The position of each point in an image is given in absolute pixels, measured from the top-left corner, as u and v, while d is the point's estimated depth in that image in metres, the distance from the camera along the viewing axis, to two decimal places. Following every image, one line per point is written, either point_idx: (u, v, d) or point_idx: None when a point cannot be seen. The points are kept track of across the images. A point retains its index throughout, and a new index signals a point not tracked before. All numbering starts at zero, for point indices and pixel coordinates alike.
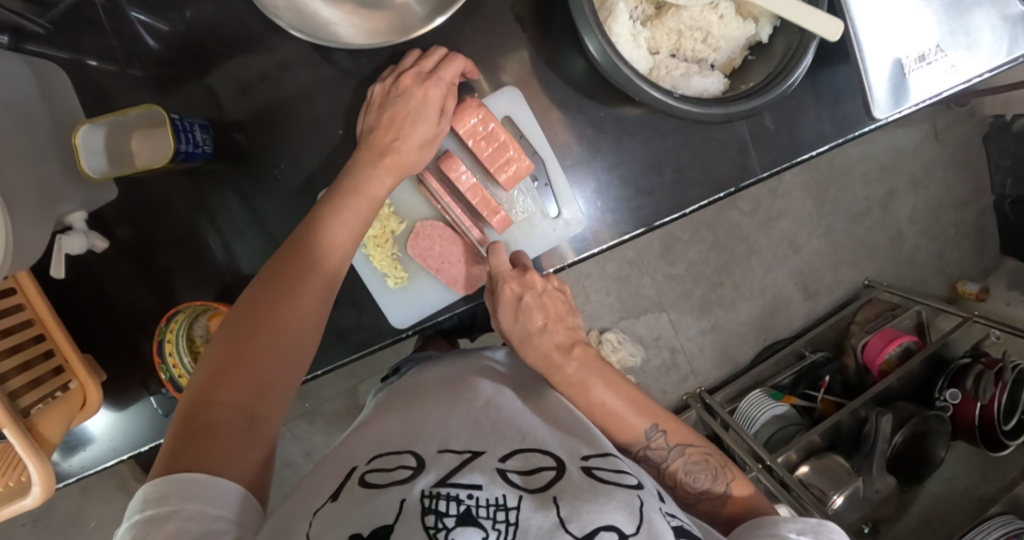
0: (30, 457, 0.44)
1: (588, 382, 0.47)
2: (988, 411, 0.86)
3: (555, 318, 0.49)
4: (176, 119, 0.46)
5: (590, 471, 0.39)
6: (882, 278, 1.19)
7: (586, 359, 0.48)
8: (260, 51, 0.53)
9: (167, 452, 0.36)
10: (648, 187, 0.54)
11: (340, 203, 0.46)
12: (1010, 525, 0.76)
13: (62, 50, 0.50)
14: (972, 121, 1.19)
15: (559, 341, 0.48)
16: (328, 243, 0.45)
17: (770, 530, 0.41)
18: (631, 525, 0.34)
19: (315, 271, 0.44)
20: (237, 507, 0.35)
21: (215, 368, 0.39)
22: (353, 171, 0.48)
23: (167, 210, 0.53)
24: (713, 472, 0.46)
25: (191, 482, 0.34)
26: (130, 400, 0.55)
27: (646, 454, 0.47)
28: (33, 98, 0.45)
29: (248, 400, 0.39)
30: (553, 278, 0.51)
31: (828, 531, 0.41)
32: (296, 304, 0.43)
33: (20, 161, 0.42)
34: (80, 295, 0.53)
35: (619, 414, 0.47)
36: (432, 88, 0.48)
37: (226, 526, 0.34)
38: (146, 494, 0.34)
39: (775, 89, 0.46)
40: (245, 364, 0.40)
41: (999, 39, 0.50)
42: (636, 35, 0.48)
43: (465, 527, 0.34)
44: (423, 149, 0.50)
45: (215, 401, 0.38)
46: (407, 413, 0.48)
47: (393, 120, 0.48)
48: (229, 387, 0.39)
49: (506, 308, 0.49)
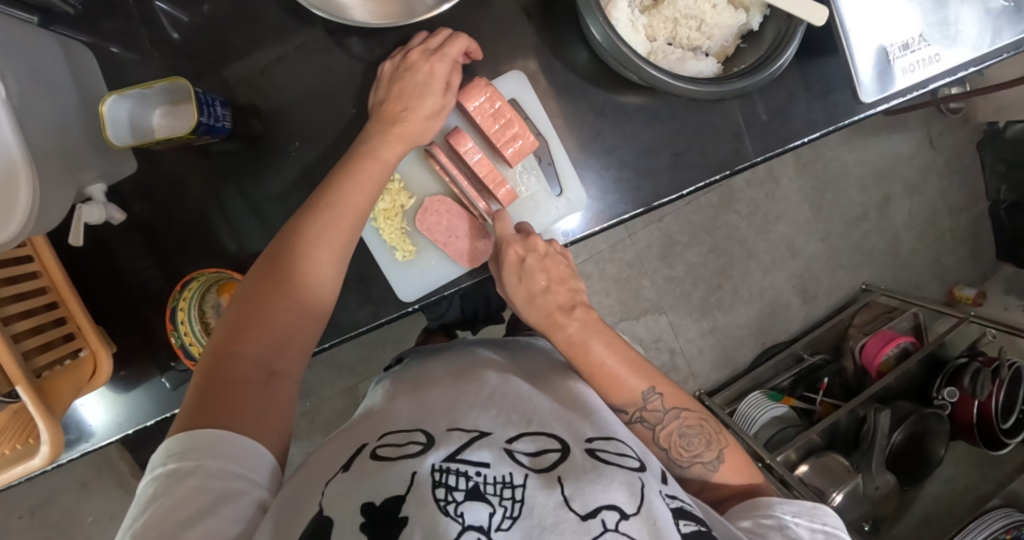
0: (40, 415, 0.45)
1: (588, 340, 0.48)
2: (986, 411, 0.87)
3: (557, 280, 0.50)
4: (200, 92, 0.49)
5: (593, 453, 0.41)
6: (879, 282, 1.20)
7: (587, 319, 0.49)
8: (276, 37, 0.55)
9: (190, 401, 0.39)
10: (647, 170, 0.56)
11: (353, 169, 0.48)
12: (1010, 517, 0.77)
13: (87, 32, 0.52)
14: (966, 128, 1.22)
15: (561, 301, 0.49)
16: (343, 212, 0.47)
17: (764, 510, 0.44)
18: (632, 505, 0.36)
19: (329, 234, 0.47)
20: (254, 458, 0.38)
21: (234, 325, 0.43)
22: (368, 138, 0.50)
23: (181, 189, 0.55)
24: (707, 438, 0.48)
25: (211, 436, 0.37)
26: (139, 374, 0.56)
27: (643, 415, 0.48)
28: (60, 73, 0.47)
29: (267, 357, 0.43)
30: (555, 243, 0.53)
31: (823, 513, 0.44)
32: (311, 269, 0.46)
33: (47, 128, 0.44)
34: (95, 269, 0.55)
35: (617, 375, 0.48)
36: (437, 64, 0.50)
37: (244, 482, 0.37)
38: (169, 447, 0.37)
39: (763, 71, 0.48)
40: (264, 323, 0.43)
41: (982, 30, 0.52)
42: (634, 21, 0.51)
43: (473, 501, 0.36)
44: (433, 121, 0.52)
45: (234, 355, 0.41)
46: (420, 393, 0.49)
47: (402, 92, 0.50)
48: (250, 344, 0.42)
49: (510, 274, 0.50)
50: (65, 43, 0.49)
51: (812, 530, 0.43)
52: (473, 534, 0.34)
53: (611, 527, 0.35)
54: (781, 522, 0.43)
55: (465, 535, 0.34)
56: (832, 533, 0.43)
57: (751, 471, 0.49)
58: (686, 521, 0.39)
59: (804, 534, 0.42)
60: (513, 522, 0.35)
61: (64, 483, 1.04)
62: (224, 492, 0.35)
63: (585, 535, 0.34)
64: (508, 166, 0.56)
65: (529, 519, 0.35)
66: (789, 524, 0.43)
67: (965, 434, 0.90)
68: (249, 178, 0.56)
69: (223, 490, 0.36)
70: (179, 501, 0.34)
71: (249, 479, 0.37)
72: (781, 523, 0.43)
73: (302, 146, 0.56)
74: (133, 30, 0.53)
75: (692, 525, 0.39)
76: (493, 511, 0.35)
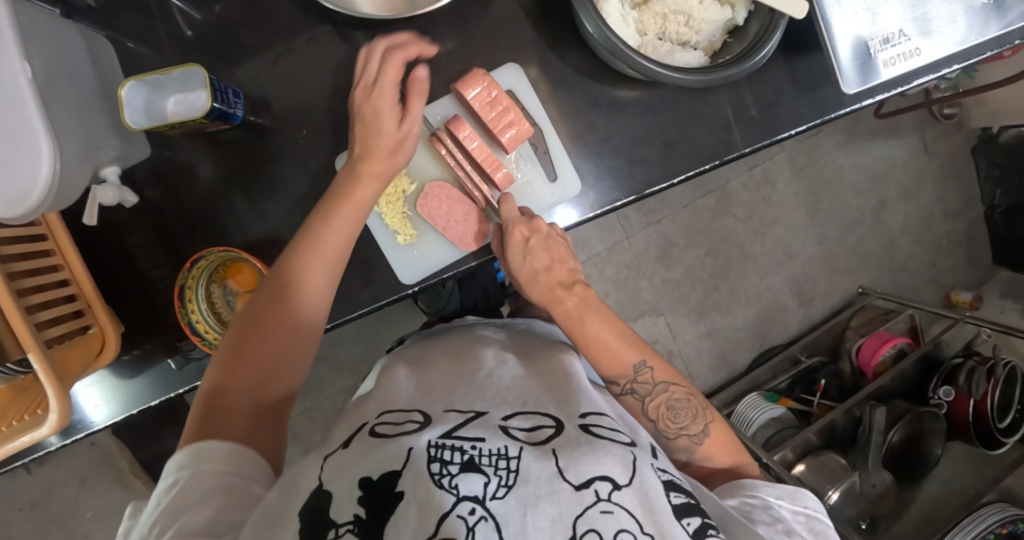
0: (50, 383, 0.46)
1: (584, 317, 0.51)
2: (982, 408, 0.90)
3: (557, 260, 0.52)
4: (213, 79, 0.51)
5: (586, 429, 0.41)
6: (876, 286, 1.23)
7: (586, 296, 0.52)
8: (281, 27, 0.57)
9: (191, 427, 0.44)
10: (639, 158, 0.59)
11: (329, 213, 0.50)
12: (1006, 510, 0.83)
13: (107, 24, 0.55)
14: (960, 134, 1.24)
15: (560, 279, 0.52)
16: (316, 255, 0.49)
17: (750, 489, 0.45)
18: (625, 477, 0.36)
19: (307, 276, 0.49)
20: (249, 467, 0.42)
21: (223, 363, 0.47)
22: (342, 181, 0.52)
23: (189, 175, 0.57)
24: (693, 412, 0.49)
25: (211, 447, 0.41)
26: (146, 352, 0.58)
27: (633, 387, 0.50)
28: (82, 61, 0.50)
29: (256, 387, 0.46)
30: (556, 227, 0.54)
31: (804, 497, 0.46)
32: (294, 304, 0.49)
33: (68, 110, 0.46)
34: (106, 250, 0.57)
35: (611, 348, 0.50)
36: (381, 100, 0.51)
37: (240, 481, 0.40)
38: (176, 460, 0.41)
39: (747, 62, 0.51)
40: (250, 355, 0.47)
41: (962, 26, 0.54)
42: (625, 16, 0.54)
43: (467, 473, 0.35)
44: (398, 155, 0.53)
45: (223, 391, 0.45)
46: (419, 373, 0.51)
47: (363, 131, 0.52)
48: (238, 375, 0.46)
49: (514, 253, 0.52)
50: (86, 33, 0.52)
51: (794, 511, 0.44)
52: (468, 504, 0.33)
53: (603, 497, 0.34)
54: (765, 502, 0.44)
55: (460, 506, 0.33)
56: (812, 516, 0.45)
57: (738, 448, 0.51)
58: (676, 494, 0.38)
59: (786, 515, 0.44)
60: (507, 491, 0.34)
61: (64, 477, 1.05)
62: (226, 486, 0.39)
63: (579, 504, 0.34)
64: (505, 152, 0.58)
65: (524, 487, 0.34)
66: (773, 504, 0.44)
67: (964, 433, 0.94)
68: (256, 164, 0.57)
69: (223, 484, 0.39)
70: (183, 501, 0.38)
71: (244, 480, 0.41)
72: (766, 503, 0.44)
73: (309, 134, 0.58)
74: (149, 22, 0.56)
75: (681, 498, 0.38)
76: (488, 481, 0.35)
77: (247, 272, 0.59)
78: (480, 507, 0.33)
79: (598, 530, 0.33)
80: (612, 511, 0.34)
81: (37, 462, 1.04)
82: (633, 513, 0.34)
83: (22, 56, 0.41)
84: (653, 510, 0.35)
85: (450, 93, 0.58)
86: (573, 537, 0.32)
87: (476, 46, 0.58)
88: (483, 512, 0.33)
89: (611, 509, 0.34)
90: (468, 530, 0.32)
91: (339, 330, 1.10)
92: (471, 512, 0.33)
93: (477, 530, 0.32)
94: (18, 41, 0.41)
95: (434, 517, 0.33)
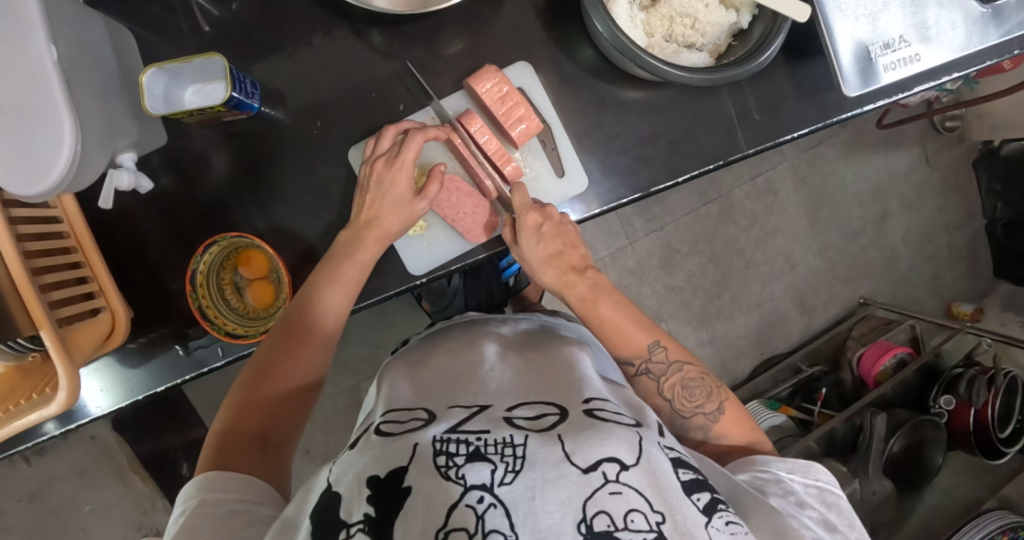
0: (60, 360, 0.46)
1: (597, 298, 0.53)
2: (982, 417, 0.95)
3: (568, 245, 0.54)
4: (233, 69, 0.52)
5: (591, 412, 0.41)
6: (877, 296, 1.24)
7: (598, 280, 0.54)
8: (296, 22, 0.58)
9: (202, 463, 0.46)
10: (645, 157, 0.60)
11: (333, 271, 0.52)
12: (1004, 519, 0.91)
13: (129, 16, 0.57)
14: (962, 147, 1.26)
15: (574, 263, 0.54)
16: (321, 305, 0.52)
17: (762, 464, 0.49)
18: (631, 457, 0.36)
19: (313, 331, 0.52)
20: (257, 491, 0.43)
21: (236, 407, 0.50)
22: (342, 242, 0.53)
23: (204, 164, 0.58)
24: (708, 390, 0.53)
25: (221, 476, 0.43)
26: (155, 337, 0.58)
27: (648, 367, 0.53)
28: (105, 49, 0.51)
29: (264, 427, 0.49)
30: (567, 215, 0.56)
31: (814, 470, 0.49)
32: (303, 348, 0.52)
33: (92, 95, 0.48)
34: (120, 235, 0.58)
35: (624, 330, 0.53)
36: (399, 173, 0.52)
37: (245, 504, 0.42)
38: (187, 488, 0.43)
39: (752, 62, 0.52)
40: (260, 399, 0.50)
41: (960, 32, 0.56)
42: (633, 18, 0.55)
43: (474, 462, 0.35)
44: (404, 222, 0.54)
45: (235, 431, 0.48)
46: (425, 369, 0.52)
47: (374, 202, 0.53)
48: (250, 417, 0.49)
49: (527, 237, 0.53)
50: (110, 22, 0.53)
51: (805, 485, 0.47)
52: (476, 492, 0.33)
53: (612, 478, 0.35)
54: (776, 477, 0.47)
55: (468, 495, 0.33)
56: (823, 488, 0.48)
57: (751, 424, 0.54)
58: (685, 470, 0.39)
59: (798, 488, 0.47)
60: (515, 476, 0.34)
61: (63, 469, 1.05)
62: (237, 510, 0.41)
63: (587, 487, 0.34)
64: (515, 147, 0.59)
65: (531, 471, 0.34)
66: (784, 478, 0.47)
67: (964, 444, 0.98)
68: (269, 155, 0.58)
69: (234, 509, 0.41)
70: (190, 526, 0.39)
71: (253, 501, 0.42)
72: (776, 477, 0.47)
73: (323, 126, 0.59)
74: (168, 14, 0.57)
75: (689, 474, 0.39)
76: (495, 468, 0.35)
77: (258, 258, 0.59)
78: (488, 494, 0.33)
79: (609, 511, 0.33)
80: (620, 492, 0.34)
81: (36, 453, 1.04)
82: (642, 492, 0.35)
83: (50, 40, 0.44)
84: (660, 487, 0.35)
85: (461, 90, 0.59)
86: (584, 518, 0.32)
87: (487, 45, 0.59)
88: (492, 499, 0.33)
89: (619, 490, 0.34)
90: (478, 519, 0.32)
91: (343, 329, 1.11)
92: (480, 500, 0.33)
93: (486, 517, 0.32)
94: (46, 26, 0.44)
95: (443, 509, 0.33)
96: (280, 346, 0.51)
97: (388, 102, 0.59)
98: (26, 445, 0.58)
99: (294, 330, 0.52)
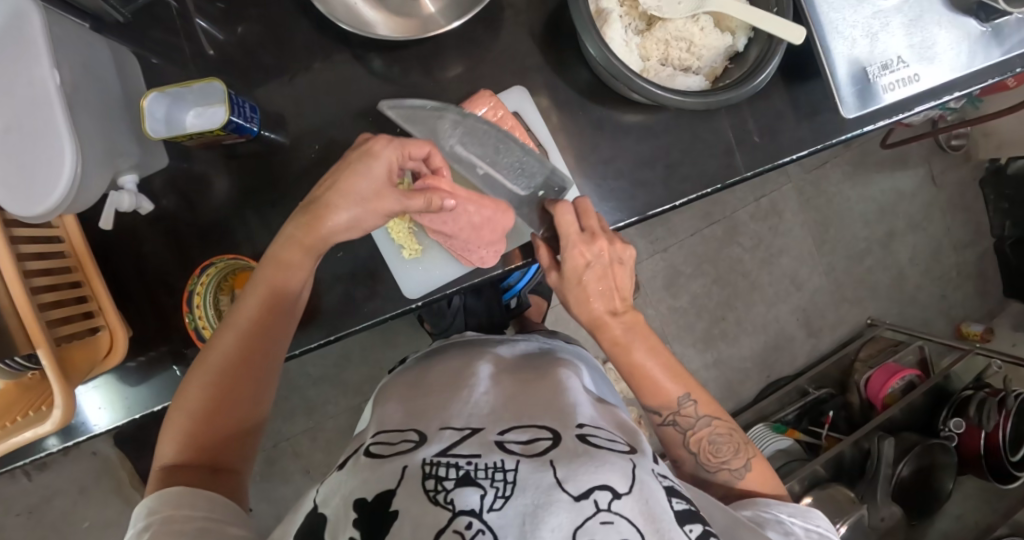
0: (57, 379, 0.46)
1: (631, 343, 0.52)
2: (993, 442, 0.94)
3: (612, 288, 0.52)
4: (232, 94, 0.53)
5: (583, 438, 0.40)
6: (884, 317, 1.23)
7: (635, 323, 0.52)
8: (298, 49, 0.59)
9: (156, 476, 0.45)
10: (642, 180, 0.60)
11: (282, 275, 0.49)
12: None
13: (135, 39, 0.58)
14: (969, 165, 1.24)
15: (613, 307, 0.52)
16: (269, 315, 0.49)
17: (766, 507, 0.48)
18: (623, 486, 0.36)
19: (260, 340, 0.49)
20: (227, 512, 0.42)
21: (184, 430, 0.46)
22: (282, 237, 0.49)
23: (204, 187, 0.59)
24: (735, 446, 0.52)
25: (185, 492, 0.42)
26: (152, 359, 0.59)
27: (676, 419, 0.52)
28: (109, 71, 0.53)
29: (215, 452, 0.46)
30: (620, 245, 0.51)
31: (813, 517, 0.48)
32: (254, 360, 0.48)
33: (97, 115, 0.50)
34: (120, 254, 0.58)
35: (658, 381, 0.52)
36: (378, 143, 0.48)
37: (219, 525, 0.41)
38: (147, 505, 0.41)
39: (744, 86, 0.52)
40: (209, 427, 0.47)
41: (958, 52, 0.56)
42: (628, 42, 0.55)
43: (464, 487, 0.35)
44: (349, 173, 0.47)
45: (183, 460, 0.45)
46: (411, 399, 0.50)
47: (339, 168, 0.48)
48: (201, 445, 0.46)
49: (568, 274, 0.51)
50: (115, 48, 0.54)
51: (807, 529, 0.46)
52: (465, 518, 0.33)
53: (603, 507, 0.34)
54: (778, 518, 0.47)
55: (457, 521, 0.33)
56: (824, 535, 0.47)
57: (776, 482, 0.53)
58: (677, 500, 0.38)
59: (799, 531, 0.46)
60: (505, 502, 0.34)
61: (64, 484, 1.05)
62: (205, 529, 0.40)
63: (578, 515, 0.33)
64: None
65: (522, 497, 0.34)
66: (785, 520, 0.47)
67: (975, 468, 0.97)
68: (270, 179, 0.59)
69: (203, 527, 0.40)
70: None
71: (222, 521, 0.41)
72: (778, 518, 0.47)
73: (321, 150, 0.59)
74: (174, 39, 0.58)
75: (682, 504, 0.38)
76: (485, 493, 0.34)
77: None
78: (477, 520, 0.33)
79: None
80: (612, 521, 0.33)
81: (38, 468, 1.04)
82: (634, 522, 0.34)
83: (53, 65, 0.45)
84: (653, 518, 0.34)
85: None
86: None
87: (486, 70, 0.60)
88: (481, 525, 0.33)
89: (611, 519, 0.33)
90: None
91: (345, 349, 1.11)
92: (469, 526, 0.33)
93: None
94: (51, 51, 0.45)
95: (431, 532, 0.33)
96: (241, 340, 0.48)
97: (387, 126, 0.60)
98: (24, 461, 0.58)
99: (244, 310, 0.49)
